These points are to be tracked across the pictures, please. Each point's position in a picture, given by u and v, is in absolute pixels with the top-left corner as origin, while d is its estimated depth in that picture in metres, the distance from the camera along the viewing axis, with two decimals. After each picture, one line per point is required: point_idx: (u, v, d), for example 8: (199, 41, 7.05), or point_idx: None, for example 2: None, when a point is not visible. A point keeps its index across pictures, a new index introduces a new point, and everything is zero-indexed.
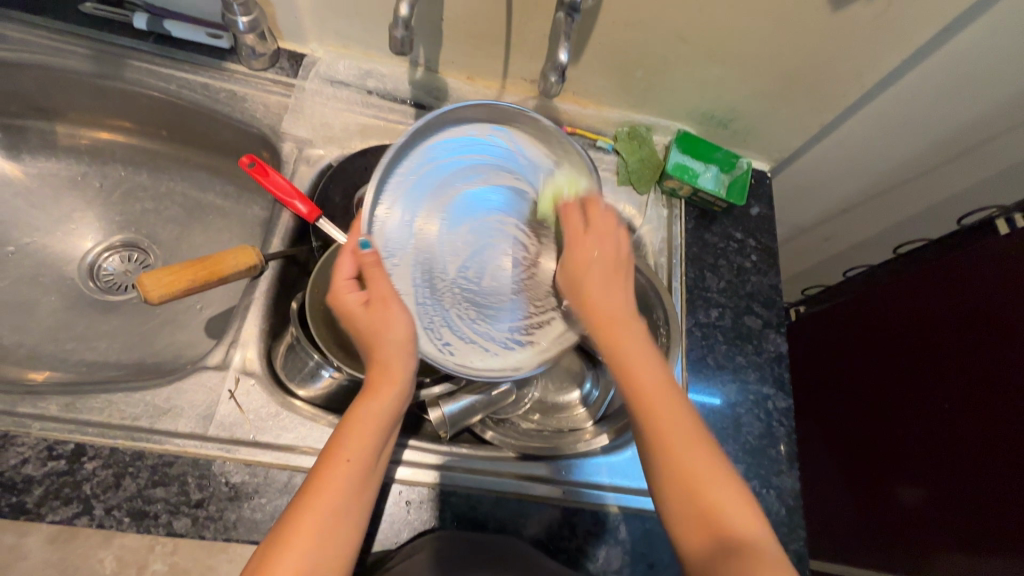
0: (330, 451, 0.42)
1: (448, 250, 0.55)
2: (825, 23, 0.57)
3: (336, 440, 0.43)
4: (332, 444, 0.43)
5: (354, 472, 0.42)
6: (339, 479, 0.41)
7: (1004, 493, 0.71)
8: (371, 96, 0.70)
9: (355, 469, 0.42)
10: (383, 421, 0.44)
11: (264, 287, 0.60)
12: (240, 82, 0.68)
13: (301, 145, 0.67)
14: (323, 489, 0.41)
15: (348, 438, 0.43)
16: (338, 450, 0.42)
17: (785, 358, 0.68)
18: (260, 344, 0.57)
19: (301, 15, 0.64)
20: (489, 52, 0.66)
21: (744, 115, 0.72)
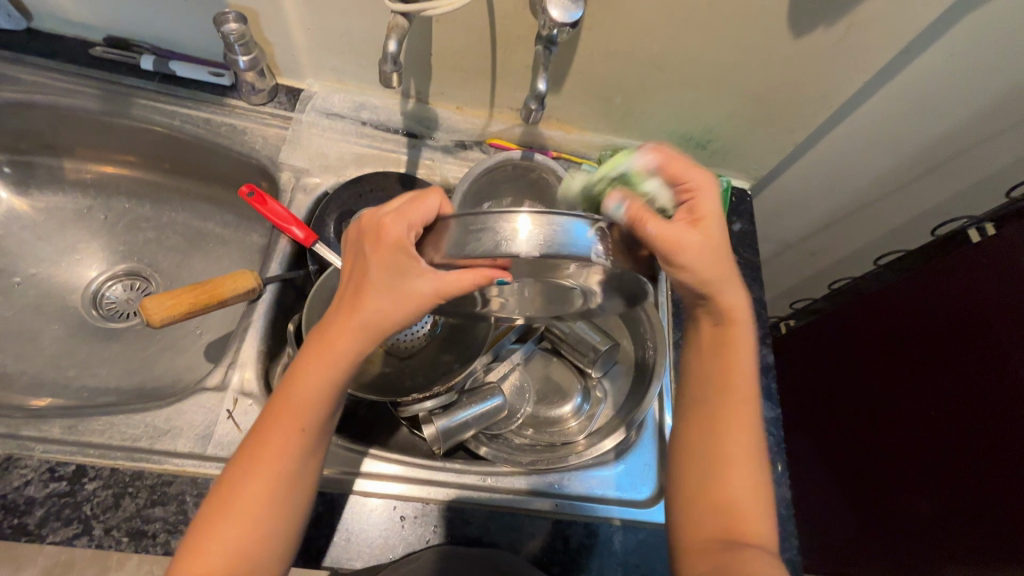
0: (287, 411, 0.43)
1: None
2: (790, 50, 0.61)
3: (294, 400, 0.43)
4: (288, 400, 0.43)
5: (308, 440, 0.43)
6: (287, 444, 0.42)
7: (1008, 496, 0.71)
8: (365, 127, 0.74)
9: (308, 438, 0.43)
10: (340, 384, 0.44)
11: (262, 310, 0.62)
12: (241, 116, 0.72)
13: (298, 174, 0.70)
14: (269, 455, 0.42)
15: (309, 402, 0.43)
16: (296, 416, 0.43)
17: (772, 368, 0.70)
18: (257, 365, 0.59)
19: (298, 53, 0.69)
20: (475, 83, 0.70)
21: (721, 137, 0.75)
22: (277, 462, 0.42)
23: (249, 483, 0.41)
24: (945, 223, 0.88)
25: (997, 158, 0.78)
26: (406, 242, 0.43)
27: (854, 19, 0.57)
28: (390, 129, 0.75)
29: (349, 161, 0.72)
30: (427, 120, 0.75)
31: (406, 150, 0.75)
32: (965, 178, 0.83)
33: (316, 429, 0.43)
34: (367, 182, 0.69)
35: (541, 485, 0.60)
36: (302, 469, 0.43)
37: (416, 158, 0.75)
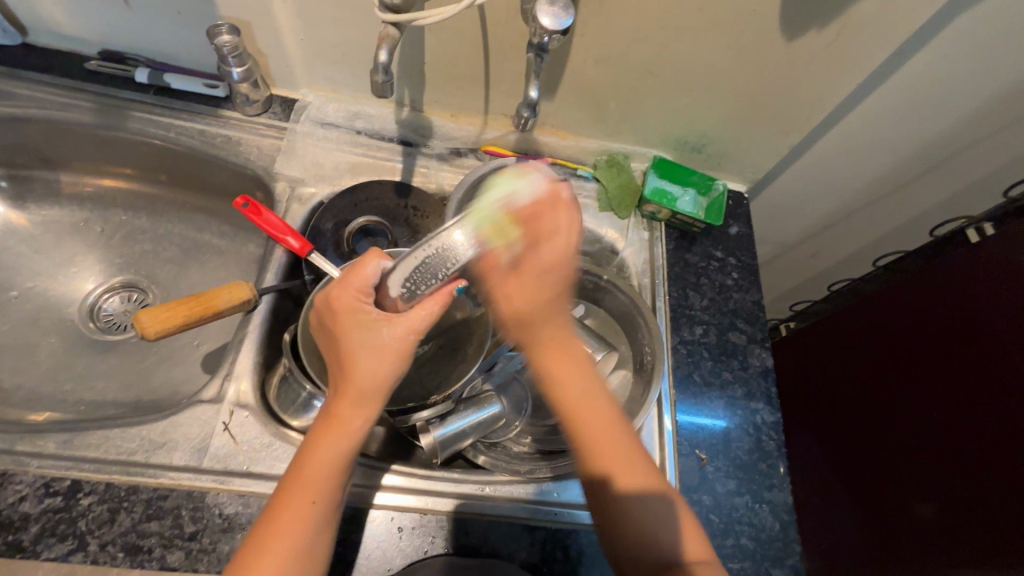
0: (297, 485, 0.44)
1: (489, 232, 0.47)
2: (782, 53, 0.61)
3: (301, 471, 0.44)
4: (296, 474, 0.44)
5: (321, 508, 0.44)
6: (303, 519, 0.43)
7: (1014, 497, 0.70)
8: (360, 136, 0.74)
9: (321, 507, 0.44)
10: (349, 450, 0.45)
11: (258, 321, 0.62)
12: (235, 127, 0.72)
13: (293, 184, 0.70)
14: (286, 530, 0.43)
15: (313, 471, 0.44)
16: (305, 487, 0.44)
17: (771, 372, 0.70)
18: (254, 376, 0.59)
19: (291, 64, 0.69)
20: (469, 91, 0.70)
21: (716, 141, 0.75)
22: (295, 535, 0.43)
23: (265, 562, 0.41)
24: (945, 223, 0.88)
25: (994, 157, 0.78)
26: (365, 307, 0.44)
27: (846, 21, 0.57)
28: (385, 138, 0.75)
29: (345, 170, 0.73)
30: (421, 128, 0.75)
31: (401, 158, 0.75)
32: (963, 177, 0.82)
33: (330, 497, 0.44)
34: (362, 192, 0.69)
35: (540, 493, 0.59)
36: (320, 537, 0.44)
37: (411, 167, 0.75)
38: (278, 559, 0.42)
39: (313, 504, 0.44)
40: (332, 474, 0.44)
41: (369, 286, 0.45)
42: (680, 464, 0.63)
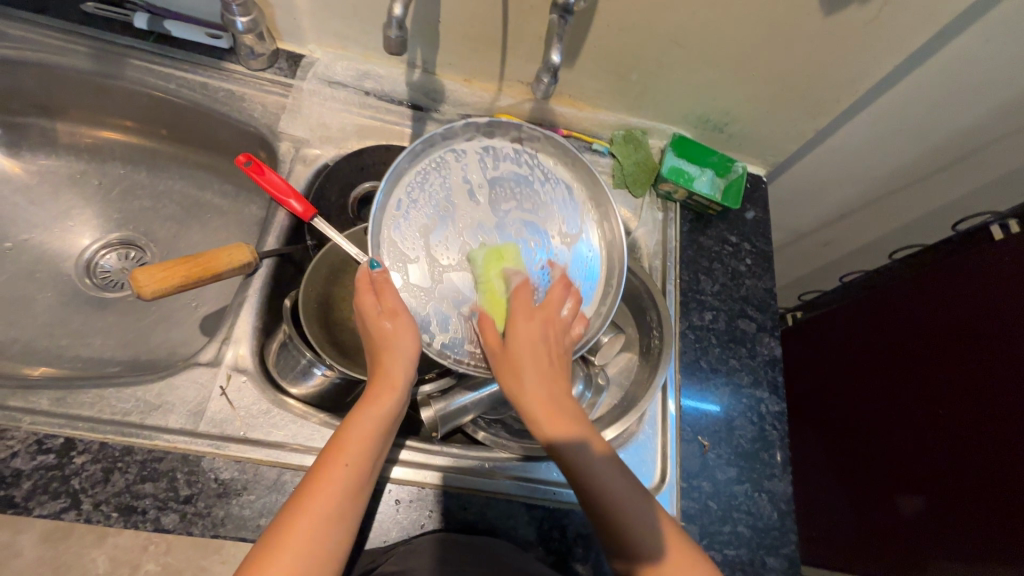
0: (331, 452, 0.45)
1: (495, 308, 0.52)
2: (819, 28, 0.58)
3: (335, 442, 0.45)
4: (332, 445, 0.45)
5: (351, 476, 0.44)
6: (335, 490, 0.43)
7: (1006, 496, 0.70)
8: (368, 97, 0.71)
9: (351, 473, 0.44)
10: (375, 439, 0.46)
11: (258, 285, 0.60)
12: (239, 82, 0.68)
13: (298, 144, 0.68)
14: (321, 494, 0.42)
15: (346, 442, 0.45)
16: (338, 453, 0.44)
17: (779, 362, 0.68)
18: (253, 341, 0.57)
19: (299, 16, 0.65)
20: (486, 54, 0.66)
21: (739, 120, 0.72)
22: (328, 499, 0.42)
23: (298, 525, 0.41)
24: (967, 219, 0.86)
25: None
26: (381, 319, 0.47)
27: None
28: (394, 100, 0.72)
29: (351, 132, 0.70)
30: (432, 92, 0.72)
31: (410, 123, 0.72)
32: (991, 171, 0.80)
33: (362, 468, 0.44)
34: (369, 155, 0.68)
35: (539, 472, 0.59)
36: (351, 511, 0.43)
37: (420, 132, 0.72)
38: (316, 514, 0.41)
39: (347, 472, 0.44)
40: (362, 448, 0.45)
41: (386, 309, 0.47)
42: (682, 450, 0.62)
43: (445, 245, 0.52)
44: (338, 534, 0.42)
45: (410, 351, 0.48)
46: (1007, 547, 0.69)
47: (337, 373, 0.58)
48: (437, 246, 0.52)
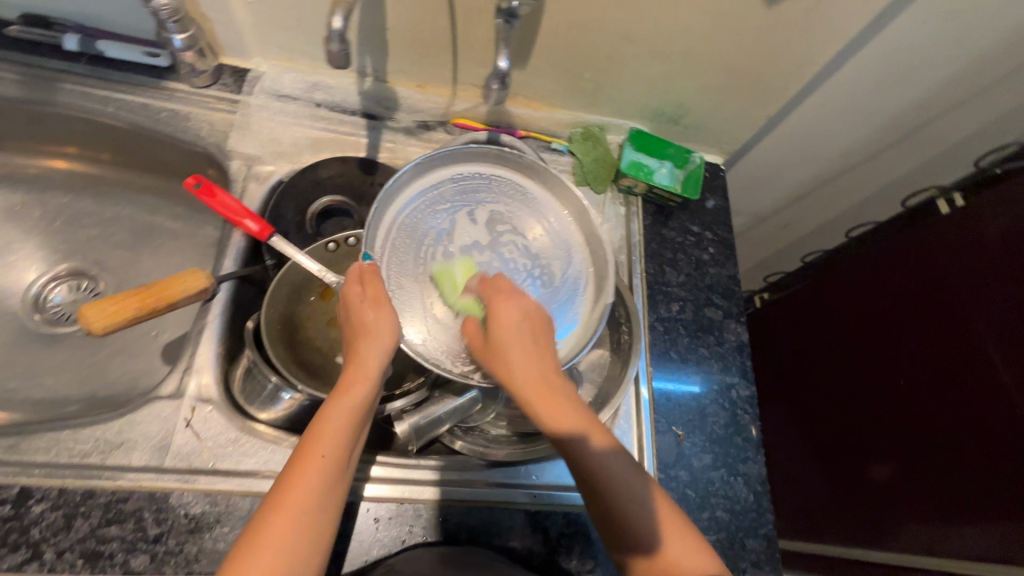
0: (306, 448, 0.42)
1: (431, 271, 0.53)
2: (763, 19, 0.59)
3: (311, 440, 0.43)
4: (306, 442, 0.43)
5: (330, 469, 0.42)
6: (311, 490, 0.41)
7: (976, 458, 0.73)
8: (319, 109, 0.69)
9: (328, 467, 0.42)
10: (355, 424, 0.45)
11: (217, 311, 0.58)
12: (182, 101, 0.66)
13: (249, 162, 0.66)
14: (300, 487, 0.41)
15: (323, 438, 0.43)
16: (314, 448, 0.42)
17: (746, 347, 0.70)
18: (216, 368, 0.56)
19: (240, 29, 0.63)
20: (437, 59, 0.65)
21: (693, 111, 0.73)
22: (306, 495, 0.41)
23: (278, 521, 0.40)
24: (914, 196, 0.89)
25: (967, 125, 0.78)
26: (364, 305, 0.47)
27: None
28: (346, 110, 0.70)
29: (305, 146, 0.68)
30: (385, 100, 0.71)
31: (365, 132, 0.70)
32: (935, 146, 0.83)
33: (336, 466, 0.43)
34: (324, 169, 0.66)
35: (519, 476, 0.59)
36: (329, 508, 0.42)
37: (376, 141, 0.71)
38: (293, 511, 0.40)
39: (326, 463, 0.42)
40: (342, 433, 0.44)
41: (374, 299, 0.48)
42: (657, 442, 0.63)
43: (438, 258, 0.54)
44: (317, 534, 0.41)
45: (390, 337, 0.47)
46: (976, 504, 0.72)
47: (306, 394, 0.55)
48: (431, 259, 0.54)
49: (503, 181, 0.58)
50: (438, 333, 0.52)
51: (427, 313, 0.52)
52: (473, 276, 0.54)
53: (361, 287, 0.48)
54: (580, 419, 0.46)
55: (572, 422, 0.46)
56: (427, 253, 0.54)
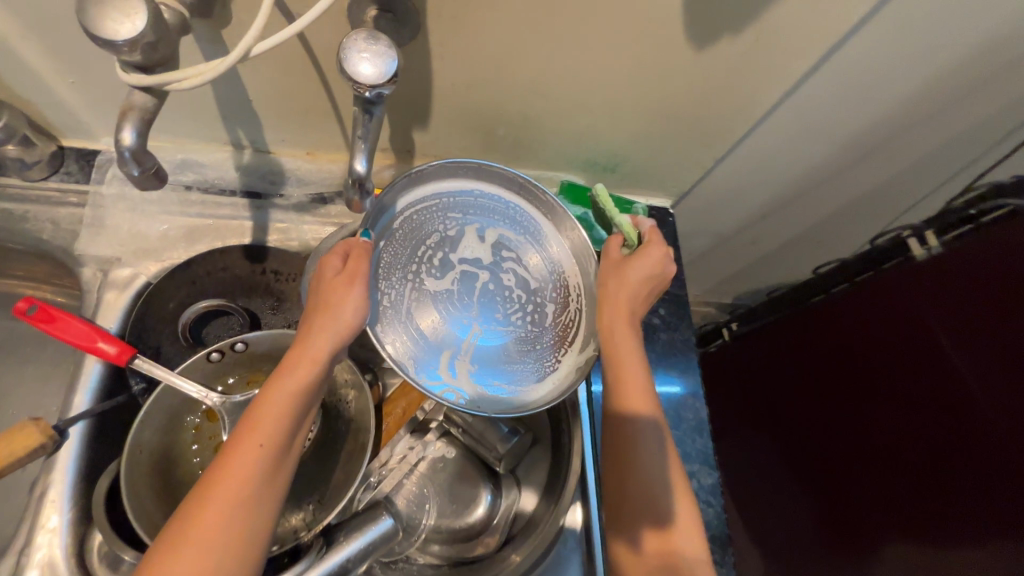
0: (243, 434, 0.38)
1: (423, 283, 0.49)
2: (694, 63, 0.50)
3: (251, 422, 0.38)
4: (245, 426, 0.38)
5: (268, 459, 0.37)
6: (244, 486, 0.36)
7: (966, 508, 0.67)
8: (190, 192, 0.58)
9: (267, 458, 0.37)
10: (298, 411, 0.40)
11: (66, 463, 0.48)
12: (14, 197, 0.54)
13: (105, 267, 0.56)
14: (231, 481, 0.36)
15: (265, 423, 0.38)
16: (252, 434, 0.38)
17: (707, 425, 0.62)
18: (64, 541, 0.46)
19: (73, 109, 0.52)
20: (321, 127, 0.55)
21: (630, 159, 0.64)
22: (238, 489, 0.36)
23: (203, 517, 0.35)
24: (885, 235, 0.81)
25: None
26: (332, 280, 0.41)
27: (765, 24, 0.46)
28: (224, 190, 0.60)
29: (177, 239, 0.58)
30: (270, 174, 0.60)
31: (249, 214, 0.60)
32: None
33: (276, 455, 0.38)
34: (199, 266, 0.57)
35: None
36: (265, 500, 0.37)
37: (264, 223, 0.61)
38: (222, 507, 0.36)
39: (263, 454, 0.37)
40: (281, 418, 0.39)
41: (350, 274, 0.42)
42: None
43: (433, 264, 0.50)
44: (252, 528, 0.36)
45: (348, 326, 0.41)
46: (975, 550, 0.66)
47: None
48: (424, 261, 0.49)
49: (522, 212, 0.54)
50: (416, 349, 0.46)
51: (409, 320, 0.47)
52: (458, 291, 0.50)
53: (338, 258, 0.42)
54: (642, 377, 0.49)
55: (636, 376, 0.49)
56: (422, 259, 0.49)
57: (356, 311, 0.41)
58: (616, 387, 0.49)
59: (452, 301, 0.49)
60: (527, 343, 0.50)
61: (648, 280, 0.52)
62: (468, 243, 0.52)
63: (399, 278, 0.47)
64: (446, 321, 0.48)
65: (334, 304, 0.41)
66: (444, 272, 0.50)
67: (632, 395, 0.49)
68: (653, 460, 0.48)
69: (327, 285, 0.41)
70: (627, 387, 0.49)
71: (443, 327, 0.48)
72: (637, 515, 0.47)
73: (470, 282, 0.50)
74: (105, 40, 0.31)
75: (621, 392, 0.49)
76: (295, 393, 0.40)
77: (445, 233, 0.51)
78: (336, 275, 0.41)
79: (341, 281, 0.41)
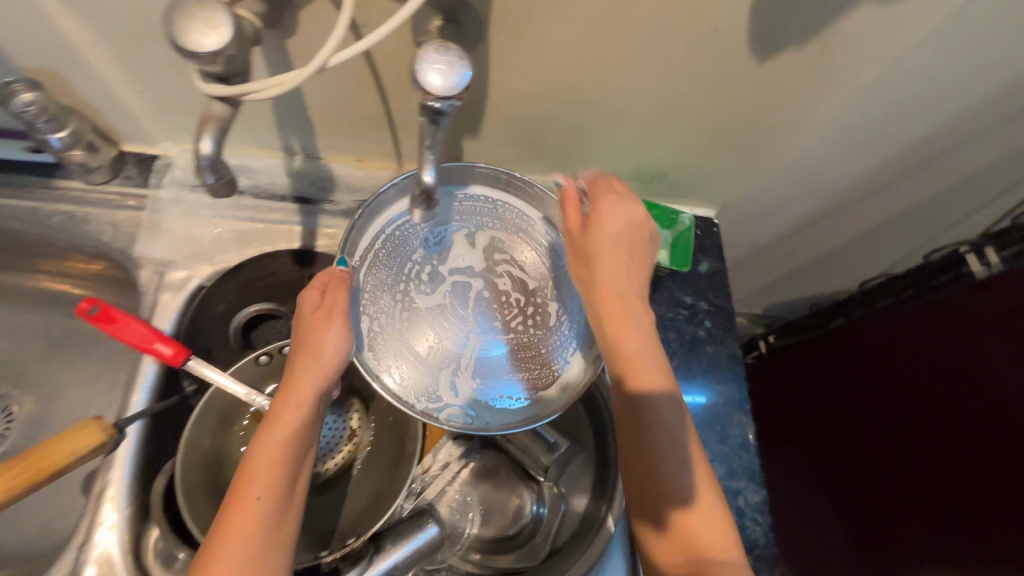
0: (238, 491, 0.37)
1: (411, 299, 0.51)
2: (754, 75, 0.49)
3: (244, 479, 0.38)
4: (238, 484, 0.38)
5: (269, 510, 0.37)
6: (247, 541, 0.36)
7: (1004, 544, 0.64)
8: (243, 196, 0.60)
9: (267, 509, 0.37)
10: (294, 455, 0.40)
11: (124, 461, 0.50)
12: (77, 200, 0.56)
13: (162, 269, 0.57)
14: (233, 539, 0.35)
15: (258, 474, 0.38)
16: (247, 489, 0.37)
17: (753, 442, 0.60)
18: (121, 537, 0.47)
19: (136, 116, 0.53)
20: (373, 135, 0.56)
21: (678, 169, 0.63)
22: (243, 545, 0.35)
23: None
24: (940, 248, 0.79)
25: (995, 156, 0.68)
26: (313, 317, 0.43)
27: (833, 36, 0.45)
28: (275, 195, 0.61)
29: (229, 243, 0.59)
30: (321, 180, 0.61)
31: (299, 219, 0.61)
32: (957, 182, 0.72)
33: (275, 505, 0.37)
34: (250, 270, 0.58)
35: None
36: (273, 553, 0.36)
37: (312, 228, 0.61)
38: (230, 569, 0.34)
39: (262, 504, 0.37)
40: (277, 471, 0.38)
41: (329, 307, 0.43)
42: None
43: (421, 280, 0.52)
44: None
45: (333, 359, 0.42)
46: None
47: None
48: (413, 277, 0.52)
49: (509, 213, 0.54)
50: (411, 367, 0.49)
51: (392, 336, 0.49)
52: (452, 304, 0.52)
53: (316, 295, 0.44)
54: (649, 352, 0.42)
55: (635, 353, 0.41)
56: (409, 277, 0.52)
57: (337, 344, 0.43)
58: (622, 369, 0.41)
59: (443, 313, 0.51)
60: (515, 358, 0.51)
61: (624, 235, 0.44)
62: (456, 255, 0.53)
63: (385, 296, 0.50)
64: (436, 334, 0.50)
65: (315, 340, 0.42)
66: (433, 288, 0.52)
67: (636, 372, 0.41)
68: (658, 450, 0.40)
69: (307, 324, 0.43)
70: (634, 366, 0.41)
71: (432, 339, 0.50)
72: (657, 500, 0.40)
73: (459, 295, 0.52)
74: (190, 52, 0.31)
75: (632, 376, 0.41)
76: (287, 439, 0.40)
77: (433, 245, 0.52)
78: (314, 312, 0.43)
79: (319, 318, 0.43)
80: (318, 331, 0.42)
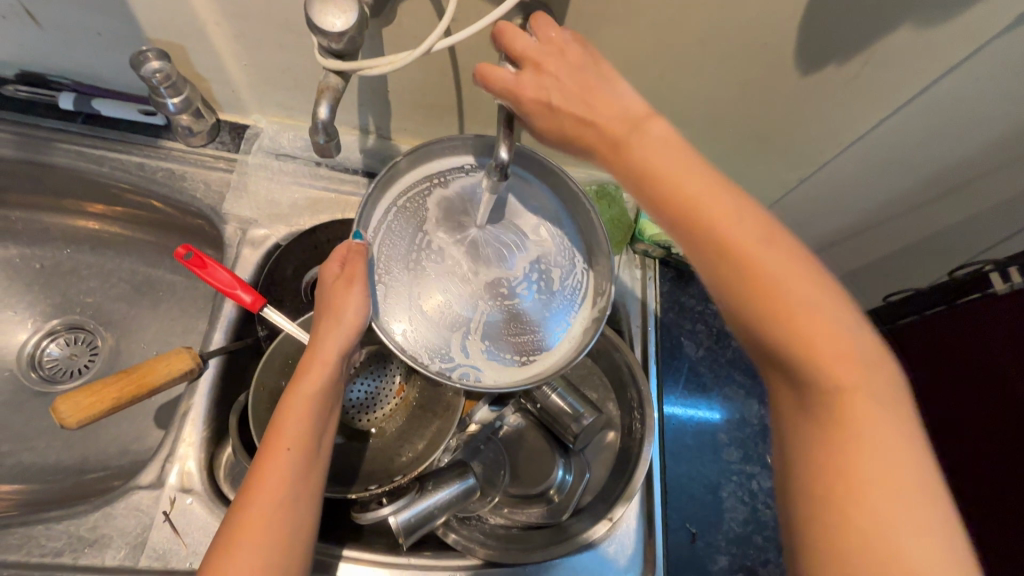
0: (271, 439, 0.43)
1: (420, 265, 0.50)
2: (797, 86, 0.53)
3: (277, 427, 0.43)
4: (273, 431, 0.43)
5: (298, 459, 0.42)
6: (280, 483, 0.41)
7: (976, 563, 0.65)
8: (320, 167, 0.67)
9: (296, 456, 0.42)
10: (320, 409, 0.45)
11: (204, 389, 0.56)
12: (178, 160, 0.64)
13: (245, 226, 0.63)
14: (268, 480, 0.41)
15: (290, 425, 0.43)
16: (280, 437, 0.42)
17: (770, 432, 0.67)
18: (199, 454, 0.54)
19: (237, 88, 0.60)
20: (442, 120, 0.62)
21: (718, 172, 0.68)
22: (275, 486, 0.41)
23: (249, 516, 0.40)
24: None
25: None
26: (333, 283, 0.46)
27: (873, 54, 0.49)
28: (348, 169, 0.67)
29: (304, 208, 0.65)
30: (389, 158, 0.67)
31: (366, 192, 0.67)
32: None
33: (304, 453, 0.43)
34: (323, 233, 0.63)
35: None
36: (303, 491, 0.42)
37: None
38: (265, 504, 0.40)
39: (291, 453, 0.42)
40: (304, 424, 0.43)
41: (347, 274, 0.46)
42: (669, 540, 0.60)
43: (434, 247, 0.51)
44: (291, 520, 0.41)
45: (353, 323, 0.46)
46: None
47: None
48: (425, 246, 0.51)
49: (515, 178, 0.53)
50: (422, 325, 0.48)
51: (401, 301, 0.48)
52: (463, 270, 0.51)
53: (337, 264, 0.47)
54: (799, 282, 0.32)
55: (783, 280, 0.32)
56: (421, 243, 0.50)
57: (355, 309, 0.45)
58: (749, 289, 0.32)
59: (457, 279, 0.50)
60: (521, 328, 0.50)
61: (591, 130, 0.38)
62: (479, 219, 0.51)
63: (397, 262, 0.49)
64: (451, 300, 0.49)
65: (335, 305, 0.45)
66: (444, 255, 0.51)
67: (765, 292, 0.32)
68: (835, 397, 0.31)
69: (330, 289, 0.46)
70: (775, 288, 0.31)
71: (447, 306, 0.49)
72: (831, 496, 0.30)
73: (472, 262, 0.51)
74: (322, 30, 0.37)
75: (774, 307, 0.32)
76: (314, 394, 0.44)
77: (443, 212, 0.51)
78: (336, 278, 0.46)
79: (339, 284, 0.46)
80: (337, 297, 0.45)
